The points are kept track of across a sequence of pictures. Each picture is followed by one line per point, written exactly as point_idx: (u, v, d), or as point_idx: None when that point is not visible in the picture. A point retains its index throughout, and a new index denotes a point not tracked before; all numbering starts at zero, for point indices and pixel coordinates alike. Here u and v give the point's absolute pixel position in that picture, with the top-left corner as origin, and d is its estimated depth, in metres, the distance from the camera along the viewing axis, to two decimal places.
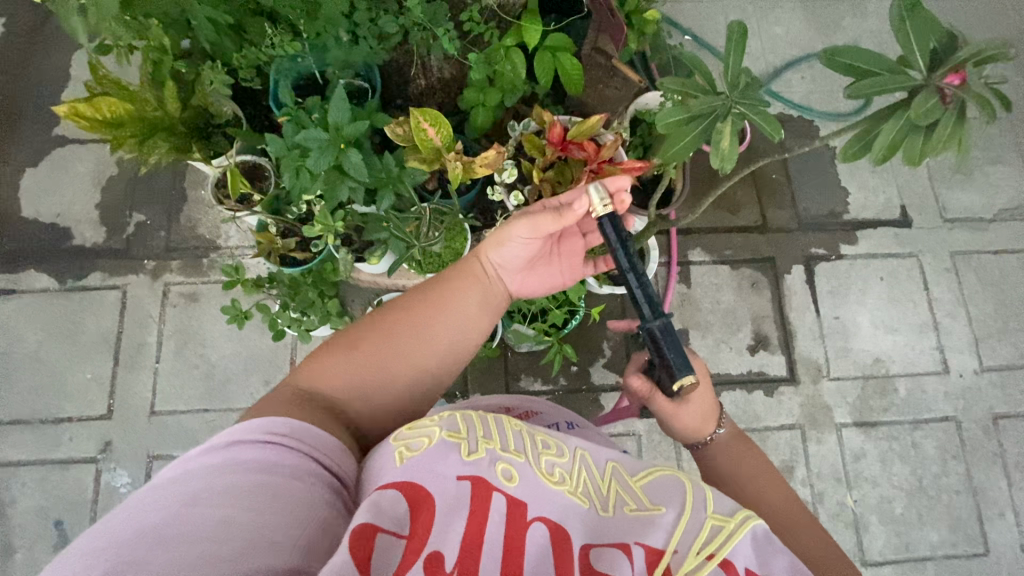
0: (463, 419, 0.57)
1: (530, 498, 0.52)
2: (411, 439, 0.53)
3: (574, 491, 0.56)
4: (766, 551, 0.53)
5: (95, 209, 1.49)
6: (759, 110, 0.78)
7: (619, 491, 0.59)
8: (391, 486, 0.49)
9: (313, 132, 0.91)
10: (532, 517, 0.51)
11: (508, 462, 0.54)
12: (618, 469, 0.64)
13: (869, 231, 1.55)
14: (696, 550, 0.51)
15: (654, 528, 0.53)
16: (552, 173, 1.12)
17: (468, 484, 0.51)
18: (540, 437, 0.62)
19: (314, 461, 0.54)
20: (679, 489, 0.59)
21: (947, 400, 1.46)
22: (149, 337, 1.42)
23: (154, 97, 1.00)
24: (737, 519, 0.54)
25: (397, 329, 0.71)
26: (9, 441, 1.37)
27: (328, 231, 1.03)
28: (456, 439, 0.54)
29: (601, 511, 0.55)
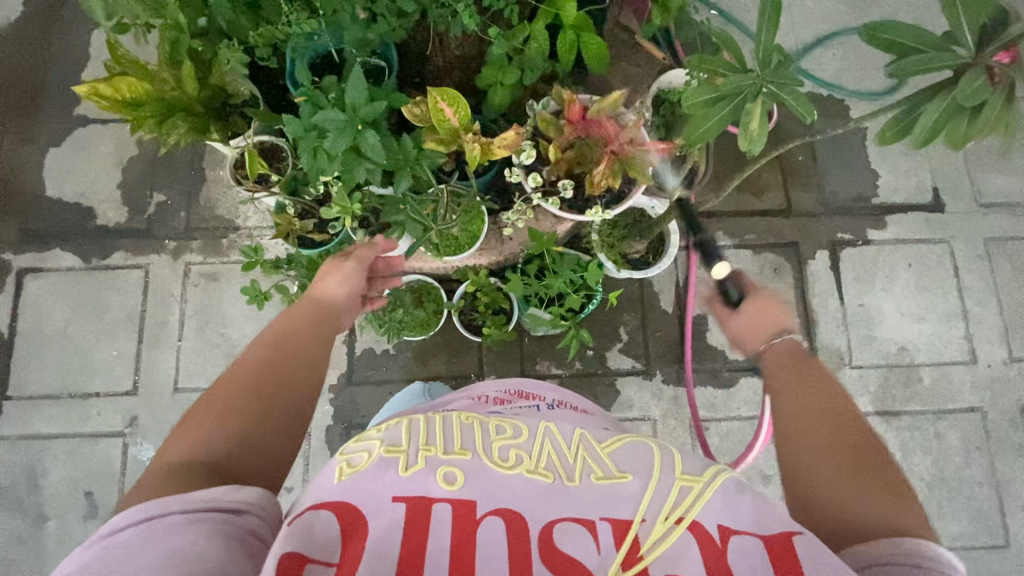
0: (408, 429, 0.59)
1: (478, 494, 0.52)
2: (352, 455, 0.56)
3: (535, 469, 0.55)
4: (733, 502, 0.53)
5: (117, 189, 1.51)
6: (792, 89, 0.74)
7: (586, 458, 0.58)
8: (325, 507, 0.51)
9: (331, 113, 0.90)
10: (484, 514, 0.50)
11: (451, 465, 0.54)
12: (586, 436, 0.62)
13: (899, 215, 1.50)
14: (664, 516, 0.51)
15: (619, 500, 0.53)
16: (571, 155, 1.09)
17: (405, 503, 0.50)
18: (494, 425, 0.62)
19: (233, 524, 0.52)
20: (648, 456, 0.58)
21: (974, 391, 1.43)
22: (171, 316, 1.45)
23: (172, 77, 1.00)
24: (706, 478, 0.55)
25: (258, 376, 0.70)
26: (41, 415, 1.41)
27: (345, 214, 1.02)
28: (394, 454, 0.55)
29: (567, 480, 0.55)
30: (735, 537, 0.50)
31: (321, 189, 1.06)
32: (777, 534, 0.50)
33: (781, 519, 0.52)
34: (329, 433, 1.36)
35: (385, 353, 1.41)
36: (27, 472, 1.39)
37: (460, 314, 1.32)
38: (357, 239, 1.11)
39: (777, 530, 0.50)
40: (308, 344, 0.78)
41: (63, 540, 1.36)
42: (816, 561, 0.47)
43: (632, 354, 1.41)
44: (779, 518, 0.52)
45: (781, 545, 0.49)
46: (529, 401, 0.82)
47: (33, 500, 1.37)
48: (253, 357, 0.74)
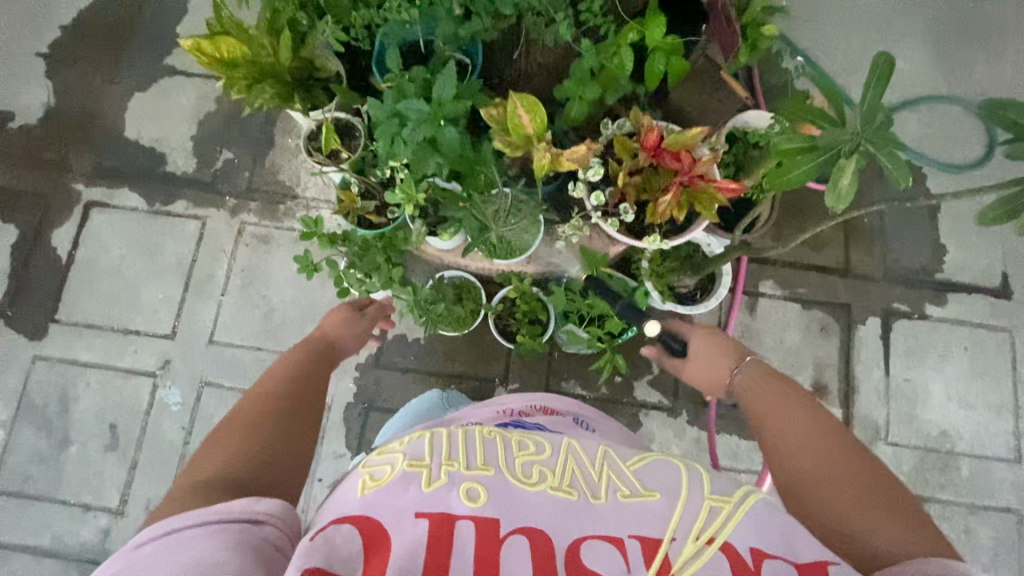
0: (430, 441, 0.56)
1: (502, 510, 0.49)
2: (375, 468, 0.54)
3: (559, 486, 0.52)
4: (766, 530, 0.50)
5: (190, 140, 1.56)
6: (891, 151, 0.72)
7: (611, 475, 0.55)
8: (347, 521, 0.49)
9: (416, 103, 0.91)
10: (509, 531, 0.48)
11: (474, 480, 0.51)
12: (610, 452, 0.59)
13: (961, 295, 1.44)
14: (695, 536, 0.48)
15: (647, 519, 0.50)
16: (638, 178, 1.09)
17: (428, 519, 0.48)
18: (517, 440, 0.58)
19: (251, 535, 0.48)
20: (675, 473, 0.56)
21: (1013, 490, 1.35)
22: (218, 270, 1.49)
23: (269, 44, 1.03)
24: (736, 500, 0.52)
25: (268, 407, 0.72)
26: (82, 342, 1.47)
27: (409, 201, 1.04)
28: (417, 469, 0.52)
29: (592, 498, 0.52)
30: (769, 562, 0.47)
31: (386, 173, 1.07)
32: (812, 563, 0.48)
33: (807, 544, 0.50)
34: (348, 411, 1.38)
35: (415, 342, 1.42)
36: (60, 393, 1.44)
37: (496, 318, 1.32)
38: (414, 227, 1.10)
39: (809, 560, 0.48)
40: (303, 377, 0.82)
41: (81, 466, 1.40)
42: None
43: (660, 388, 1.38)
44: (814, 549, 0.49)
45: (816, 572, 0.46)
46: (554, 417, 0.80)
47: (61, 422, 1.42)
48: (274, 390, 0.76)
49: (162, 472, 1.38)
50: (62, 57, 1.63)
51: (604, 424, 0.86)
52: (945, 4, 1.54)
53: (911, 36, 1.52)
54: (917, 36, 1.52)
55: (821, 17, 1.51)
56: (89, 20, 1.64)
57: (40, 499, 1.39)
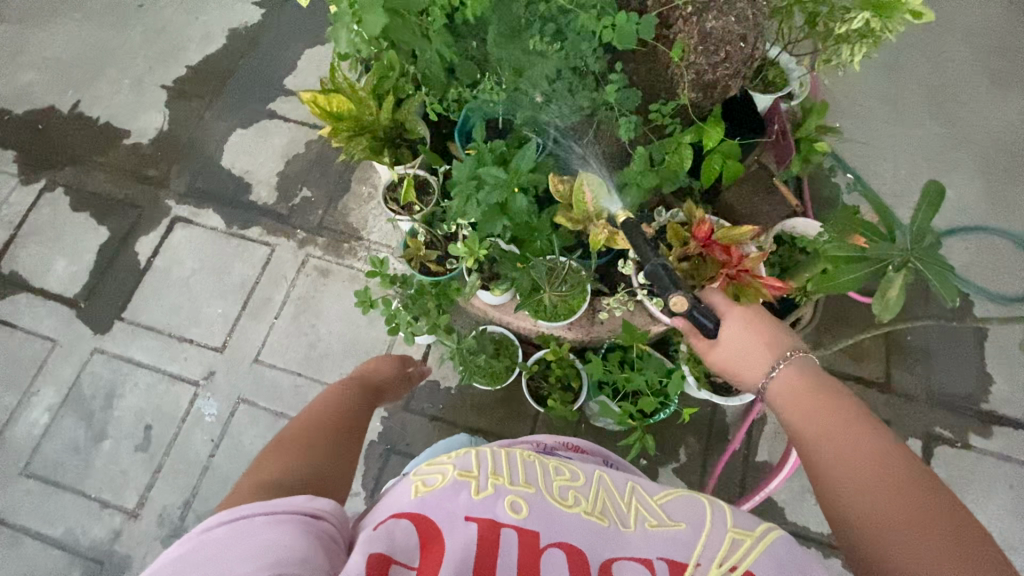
0: (477, 456, 0.59)
1: (542, 525, 0.52)
2: (426, 476, 0.57)
3: (591, 511, 0.55)
4: (790, 569, 0.50)
5: (275, 176, 1.72)
6: (938, 271, 0.77)
7: (640, 508, 0.57)
8: (404, 516, 0.52)
9: (494, 172, 1.01)
10: (548, 543, 0.50)
11: (517, 496, 0.54)
12: (639, 489, 0.62)
13: (1010, 430, 1.39)
14: (719, 563, 0.50)
15: (674, 545, 0.52)
16: (686, 265, 1.15)
17: (477, 523, 0.50)
18: (553, 465, 0.62)
19: (314, 526, 0.52)
20: (699, 505, 0.57)
21: None
22: (276, 295, 1.59)
23: (373, 105, 1.18)
24: (757, 535, 0.53)
25: (314, 424, 0.80)
26: (139, 343, 1.56)
27: (471, 255, 1.12)
28: (466, 478, 0.55)
29: (622, 526, 0.54)
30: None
31: (452, 229, 1.17)
32: None
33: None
34: (371, 449, 1.40)
35: (447, 391, 1.45)
36: (108, 388, 1.52)
37: (530, 378, 1.35)
38: (469, 280, 1.18)
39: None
40: (342, 397, 0.91)
41: (109, 463, 1.44)
42: None
43: (685, 476, 1.35)
44: None
45: None
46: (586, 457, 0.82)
47: (102, 416, 1.49)
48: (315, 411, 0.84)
49: (183, 481, 1.41)
50: (183, 92, 1.86)
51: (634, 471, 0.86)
52: (995, 143, 1.61)
53: (961, 170, 1.58)
54: (967, 170, 1.58)
55: (872, 142, 1.60)
56: (212, 65, 1.89)
57: (64, 489, 1.42)
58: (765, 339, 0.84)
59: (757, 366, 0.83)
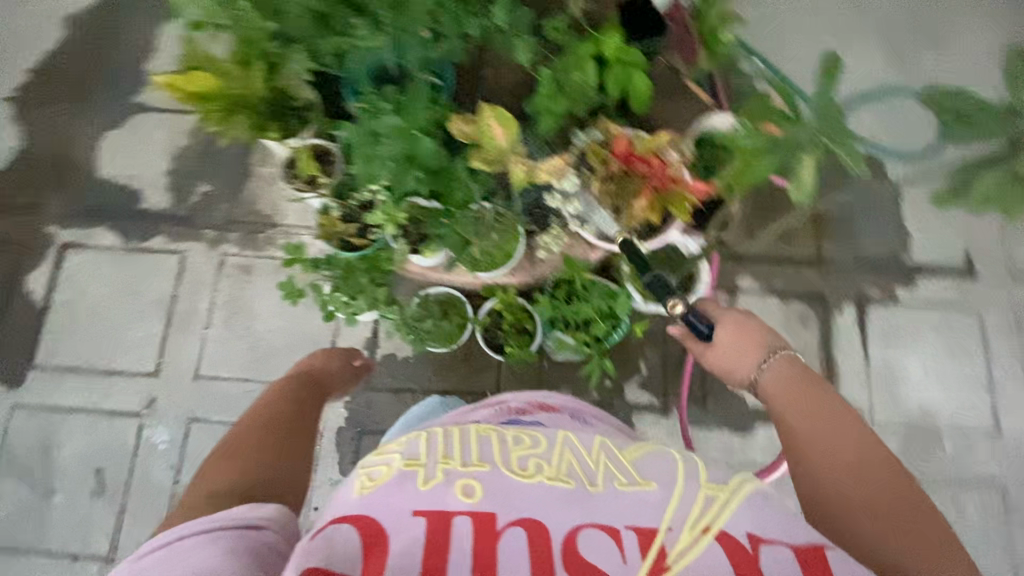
0: (427, 442, 0.57)
1: (498, 505, 0.51)
2: (372, 468, 0.54)
3: (556, 478, 0.53)
4: (765, 516, 0.51)
5: (165, 176, 1.56)
6: (846, 144, 0.79)
7: (609, 466, 0.55)
8: (346, 520, 0.50)
9: (390, 120, 0.94)
10: (506, 525, 0.49)
11: (471, 478, 0.52)
12: (608, 444, 0.60)
13: (930, 277, 1.50)
14: (690, 525, 0.49)
15: (644, 509, 0.51)
16: (613, 185, 1.14)
17: (424, 517, 0.49)
18: (512, 434, 0.59)
19: (249, 537, 0.53)
20: (670, 463, 0.55)
21: (996, 462, 1.40)
22: (201, 304, 1.48)
23: (240, 75, 1.03)
24: (732, 488, 0.52)
25: (259, 426, 0.78)
26: (63, 387, 1.44)
27: (390, 221, 1.07)
28: (413, 468, 0.53)
29: (589, 487, 0.53)
30: (763, 547, 0.48)
31: (366, 195, 1.09)
32: (810, 547, 0.49)
33: (806, 525, 0.51)
34: (341, 435, 1.37)
35: (405, 361, 1.42)
36: (42, 442, 1.40)
37: (484, 330, 1.32)
38: (396, 246, 1.14)
39: (805, 542, 0.50)
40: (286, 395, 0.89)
41: (67, 515, 1.36)
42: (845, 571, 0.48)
43: (650, 388, 1.40)
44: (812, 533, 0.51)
45: (813, 556, 0.48)
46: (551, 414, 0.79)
47: (45, 471, 1.39)
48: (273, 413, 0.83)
49: (153, 513, 1.35)
50: (28, 99, 1.62)
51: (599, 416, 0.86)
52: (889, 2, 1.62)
53: (860, 36, 1.60)
54: (866, 35, 1.60)
55: (774, 22, 1.59)
56: (55, 62, 1.64)
57: (25, 552, 1.34)
58: (751, 336, 0.94)
59: (744, 364, 0.92)
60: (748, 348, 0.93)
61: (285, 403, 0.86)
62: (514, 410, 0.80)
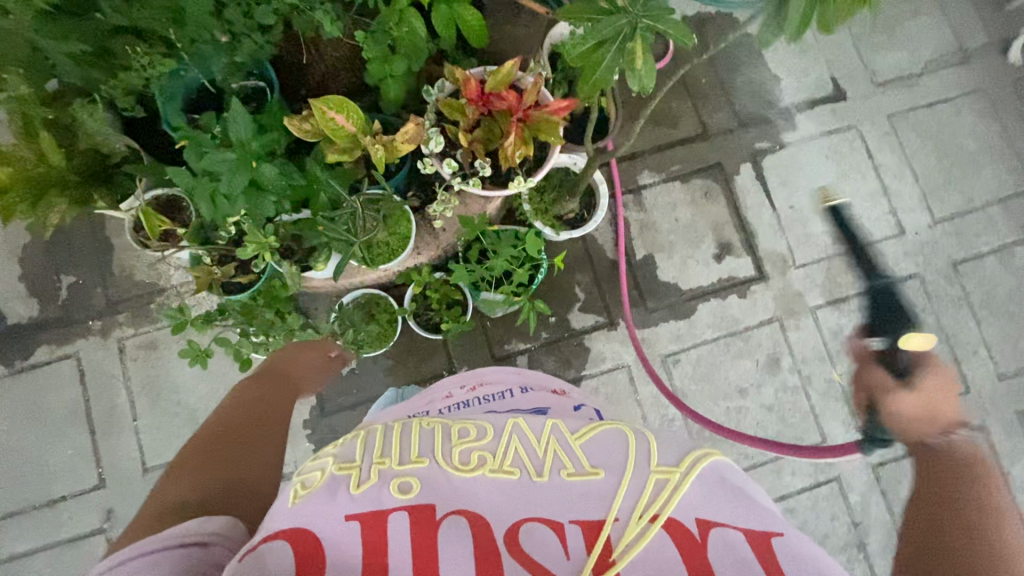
0: (363, 444, 0.57)
1: (436, 497, 0.50)
2: (304, 476, 0.53)
3: (500, 468, 0.53)
4: (716, 499, 0.50)
5: (19, 282, 1.39)
6: (666, 20, 0.75)
7: (557, 450, 0.55)
8: (278, 535, 0.47)
9: (217, 155, 0.84)
10: (444, 515, 0.49)
11: (406, 474, 0.52)
12: (557, 426, 0.59)
13: (808, 113, 1.55)
14: (639, 515, 0.48)
15: (592, 497, 0.50)
16: (479, 132, 1.07)
17: (358, 520, 0.47)
18: (457, 427, 0.59)
19: (196, 556, 0.53)
20: (622, 444, 0.55)
21: (908, 259, 1.51)
22: (119, 398, 1.37)
23: (32, 153, 0.92)
24: (683, 469, 0.51)
25: (222, 438, 0.77)
26: (9, 535, 1.33)
27: (264, 248, 0.98)
28: (347, 472, 0.52)
29: (534, 476, 0.53)
30: (713, 531, 0.47)
31: (231, 230, 1.00)
32: (762, 528, 0.48)
33: (760, 511, 0.50)
34: None
35: (351, 374, 1.38)
36: None
37: (415, 316, 1.29)
38: (284, 271, 1.05)
39: (758, 524, 0.48)
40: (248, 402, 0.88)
41: None
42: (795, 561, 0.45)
43: (592, 310, 1.43)
44: (766, 517, 0.50)
45: (765, 540, 0.47)
46: (496, 387, 0.79)
47: None
48: (232, 422, 0.81)
49: None
50: None
51: (533, 376, 0.85)
52: None
53: None
54: None
55: None
56: None
57: None
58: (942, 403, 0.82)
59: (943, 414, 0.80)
60: (942, 394, 0.83)
61: (244, 414, 0.84)
62: (466, 393, 0.78)
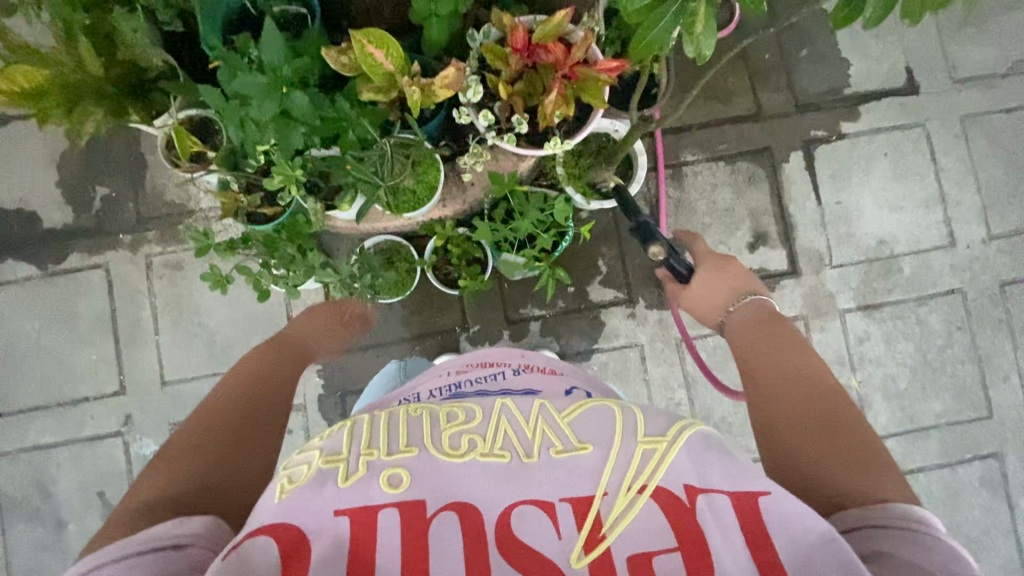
0: (351, 431, 0.55)
1: (427, 491, 0.50)
2: (292, 470, 0.52)
3: (489, 453, 0.53)
4: (702, 459, 0.52)
5: (56, 188, 1.42)
6: None
7: (546, 431, 0.54)
8: (262, 532, 0.47)
9: (248, 78, 0.82)
10: (435, 508, 0.49)
11: (395, 465, 0.51)
12: (546, 406, 0.58)
13: (873, 104, 1.44)
14: (627, 487, 0.49)
15: (578, 476, 0.50)
16: (521, 85, 1.02)
17: (348, 516, 0.48)
18: (445, 411, 0.57)
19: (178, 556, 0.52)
20: (609, 419, 0.55)
21: (953, 273, 1.43)
22: (143, 312, 1.41)
23: (70, 58, 0.91)
24: (670, 438, 0.52)
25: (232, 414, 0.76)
26: (36, 426, 1.41)
27: (290, 181, 0.97)
28: (334, 465, 0.52)
29: (524, 458, 0.52)
30: (701, 496, 0.49)
31: (260, 160, 0.99)
32: (748, 492, 0.50)
33: (753, 471, 0.51)
34: (323, 401, 1.38)
35: None
36: (36, 481, 1.41)
37: (434, 270, 1.28)
38: (309, 207, 1.05)
39: (746, 488, 0.50)
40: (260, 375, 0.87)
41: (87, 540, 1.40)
42: (783, 529, 0.47)
43: (613, 285, 1.40)
44: (752, 475, 0.51)
45: (748, 505, 0.49)
46: (489, 370, 0.75)
47: (48, 508, 1.40)
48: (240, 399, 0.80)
49: None
50: None
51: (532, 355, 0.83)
52: None
53: None
54: None
55: None
56: None
57: None
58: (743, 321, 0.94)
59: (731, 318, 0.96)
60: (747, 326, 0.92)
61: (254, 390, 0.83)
62: (457, 373, 0.76)
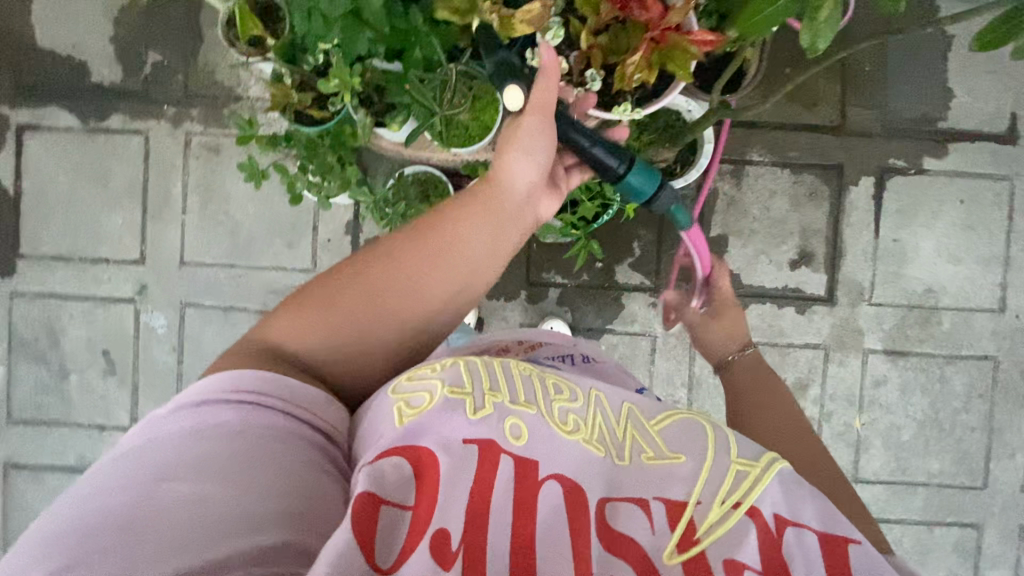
0: (467, 370, 0.62)
1: (542, 454, 0.56)
2: (411, 395, 0.59)
3: (590, 440, 0.59)
4: (794, 493, 0.57)
5: (109, 43, 1.39)
6: None
7: (636, 436, 0.62)
8: (396, 451, 0.53)
9: None
10: (546, 474, 0.55)
11: (517, 417, 0.58)
12: (634, 412, 0.66)
13: (965, 144, 1.34)
14: (721, 501, 0.55)
15: (675, 482, 0.57)
16: (604, 39, 0.97)
17: (477, 448, 0.55)
18: (551, 384, 0.65)
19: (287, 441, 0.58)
20: (700, 436, 0.62)
21: (992, 339, 1.37)
22: (173, 188, 1.41)
23: None
24: (763, 465, 0.59)
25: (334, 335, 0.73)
26: (54, 275, 1.44)
27: (346, 88, 0.93)
28: (460, 396, 0.58)
29: (619, 459, 0.58)
30: (788, 528, 0.54)
31: (319, 58, 0.96)
32: (837, 536, 0.54)
33: (834, 518, 0.56)
34: None
35: None
36: (47, 327, 1.45)
37: None
38: (359, 118, 1.02)
39: (828, 529, 0.55)
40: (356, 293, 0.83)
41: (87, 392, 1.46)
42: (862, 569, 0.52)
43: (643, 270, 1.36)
44: (839, 522, 0.56)
45: (834, 545, 0.53)
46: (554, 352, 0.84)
47: (55, 354, 1.45)
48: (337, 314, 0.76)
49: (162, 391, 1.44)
50: None
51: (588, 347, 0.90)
52: None
53: None
54: None
55: None
56: None
57: (56, 424, 1.47)
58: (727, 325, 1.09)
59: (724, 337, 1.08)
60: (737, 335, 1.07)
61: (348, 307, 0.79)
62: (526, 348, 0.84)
